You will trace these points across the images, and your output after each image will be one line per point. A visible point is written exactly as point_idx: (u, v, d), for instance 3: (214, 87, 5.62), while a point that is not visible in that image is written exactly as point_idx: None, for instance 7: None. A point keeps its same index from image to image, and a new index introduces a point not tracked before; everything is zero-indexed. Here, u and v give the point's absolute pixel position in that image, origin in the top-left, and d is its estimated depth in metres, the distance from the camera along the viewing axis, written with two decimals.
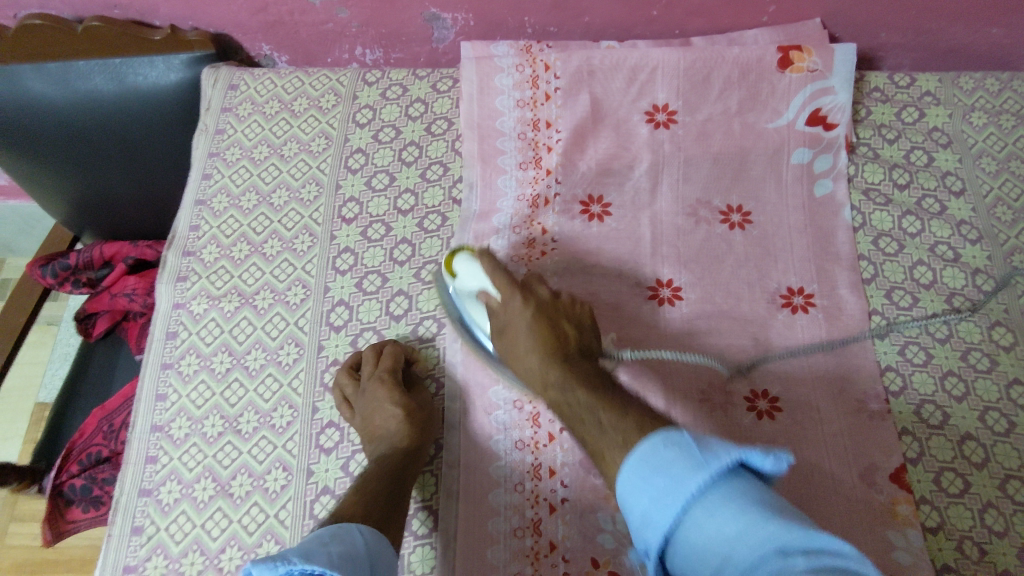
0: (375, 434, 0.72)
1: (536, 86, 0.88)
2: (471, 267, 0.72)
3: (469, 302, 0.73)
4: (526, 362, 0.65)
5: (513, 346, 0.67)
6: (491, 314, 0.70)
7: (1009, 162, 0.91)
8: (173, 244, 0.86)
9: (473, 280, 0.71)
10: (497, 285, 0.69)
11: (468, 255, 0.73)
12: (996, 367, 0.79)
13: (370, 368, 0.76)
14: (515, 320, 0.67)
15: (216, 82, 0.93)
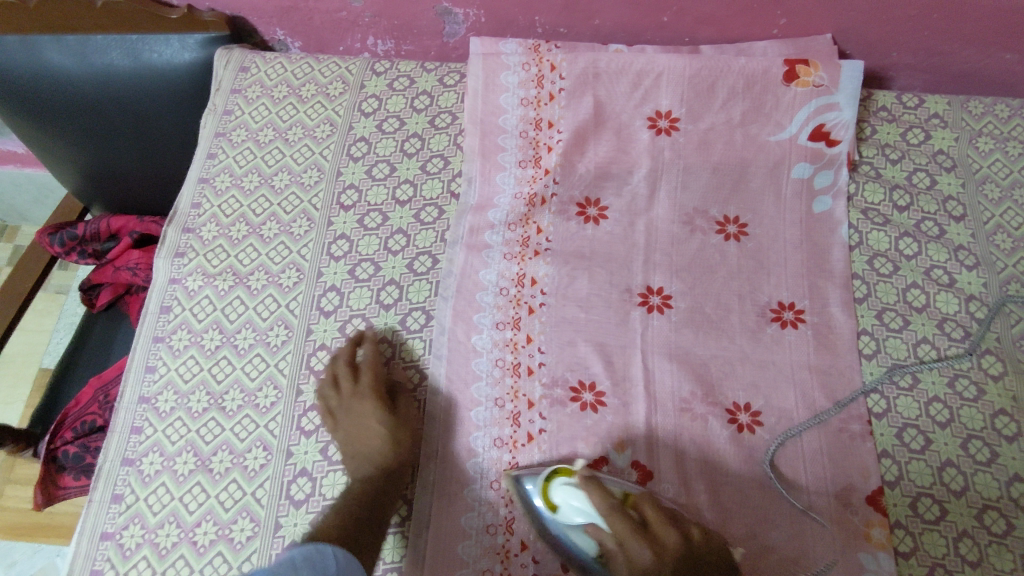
0: (361, 447, 0.72)
1: (541, 85, 0.89)
2: (574, 495, 0.65)
3: (567, 532, 0.65)
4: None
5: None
6: (602, 551, 0.63)
7: (1013, 190, 0.90)
8: (173, 220, 0.87)
9: (579, 513, 0.64)
10: (607, 507, 0.61)
11: (568, 484, 0.66)
12: (983, 396, 0.79)
13: (367, 378, 0.76)
14: (643, 573, 0.59)
15: (229, 63, 0.96)
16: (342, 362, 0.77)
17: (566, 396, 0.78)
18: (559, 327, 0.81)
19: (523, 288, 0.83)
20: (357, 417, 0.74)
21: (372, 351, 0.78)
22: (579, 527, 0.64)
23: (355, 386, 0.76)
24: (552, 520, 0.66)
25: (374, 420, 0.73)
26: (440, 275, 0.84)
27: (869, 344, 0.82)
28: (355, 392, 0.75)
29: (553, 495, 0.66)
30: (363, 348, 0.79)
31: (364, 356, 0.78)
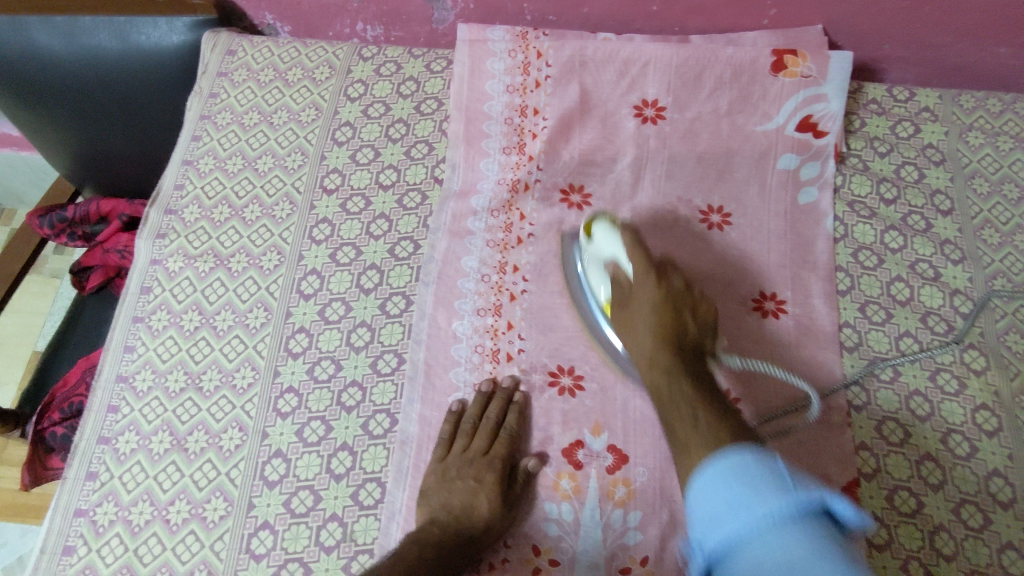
0: (446, 513, 0.68)
1: (527, 72, 0.89)
2: (608, 237, 0.76)
3: (594, 262, 0.78)
4: (643, 330, 0.71)
5: (636, 334, 0.72)
6: (616, 285, 0.75)
7: (1002, 184, 0.89)
8: (156, 201, 0.87)
9: (610, 249, 0.76)
10: (634, 266, 0.74)
11: (607, 227, 0.77)
12: (964, 390, 0.78)
13: (482, 442, 0.73)
14: (643, 296, 0.73)
15: (216, 46, 0.96)
16: (448, 423, 0.75)
17: (544, 381, 0.77)
18: (539, 314, 0.81)
19: (504, 275, 0.82)
20: (446, 485, 0.71)
21: (500, 410, 0.75)
22: (606, 261, 0.77)
23: (484, 450, 0.73)
24: (587, 252, 0.79)
25: (460, 486, 0.70)
26: (421, 260, 0.84)
27: (851, 336, 0.82)
28: (465, 456, 0.73)
29: (594, 232, 0.79)
30: (491, 405, 0.75)
31: (489, 415, 0.74)
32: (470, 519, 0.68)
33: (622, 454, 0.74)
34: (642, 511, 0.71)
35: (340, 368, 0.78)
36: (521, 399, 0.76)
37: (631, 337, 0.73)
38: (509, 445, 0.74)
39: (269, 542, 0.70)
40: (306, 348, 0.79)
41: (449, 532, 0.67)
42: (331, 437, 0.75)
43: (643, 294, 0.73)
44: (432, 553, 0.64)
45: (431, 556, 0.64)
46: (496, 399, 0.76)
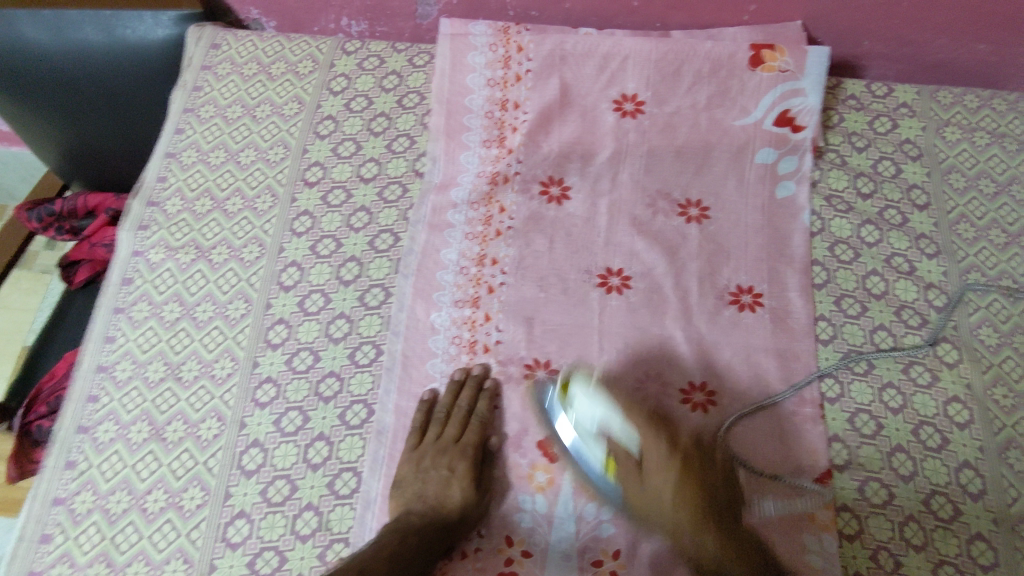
0: (422, 503, 0.70)
1: (508, 66, 0.90)
2: (591, 399, 0.71)
3: (578, 428, 0.72)
4: (669, 504, 0.67)
5: (656, 487, 0.68)
6: (615, 453, 0.70)
7: (979, 180, 0.90)
8: (138, 193, 0.88)
9: (596, 415, 0.71)
10: (635, 434, 0.70)
11: (587, 383, 0.72)
12: (937, 383, 0.79)
13: (454, 431, 0.74)
14: (657, 467, 0.69)
15: (200, 39, 0.96)
16: (420, 412, 0.76)
17: (521, 372, 0.78)
18: (517, 306, 0.81)
19: (483, 268, 0.83)
20: (420, 475, 0.72)
21: (471, 397, 0.76)
22: (596, 428, 0.71)
23: (457, 439, 0.74)
24: (566, 419, 0.72)
25: (435, 475, 0.72)
26: (401, 253, 0.84)
27: (826, 329, 0.82)
28: (438, 445, 0.74)
29: (571, 391, 0.73)
30: (462, 394, 0.76)
31: (461, 403, 0.76)
32: (446, 507, 0.69)
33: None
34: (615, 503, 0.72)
35: (319, 358, 0.79)
36: (493, 386, 0.77)
37: (649, 506, 0.68)
38: (481, 432, 0.75)
39: (245, 531, 0.71)
40: (286, 339, 0.80)
41: (426, 522, 0.68)
42: (309, 427, 0.76)
43: (663, 496, 0.68)
44: (412, 544, 0.66)
45: (412, 546, 0.66)
46: (467, 387, 0.77)
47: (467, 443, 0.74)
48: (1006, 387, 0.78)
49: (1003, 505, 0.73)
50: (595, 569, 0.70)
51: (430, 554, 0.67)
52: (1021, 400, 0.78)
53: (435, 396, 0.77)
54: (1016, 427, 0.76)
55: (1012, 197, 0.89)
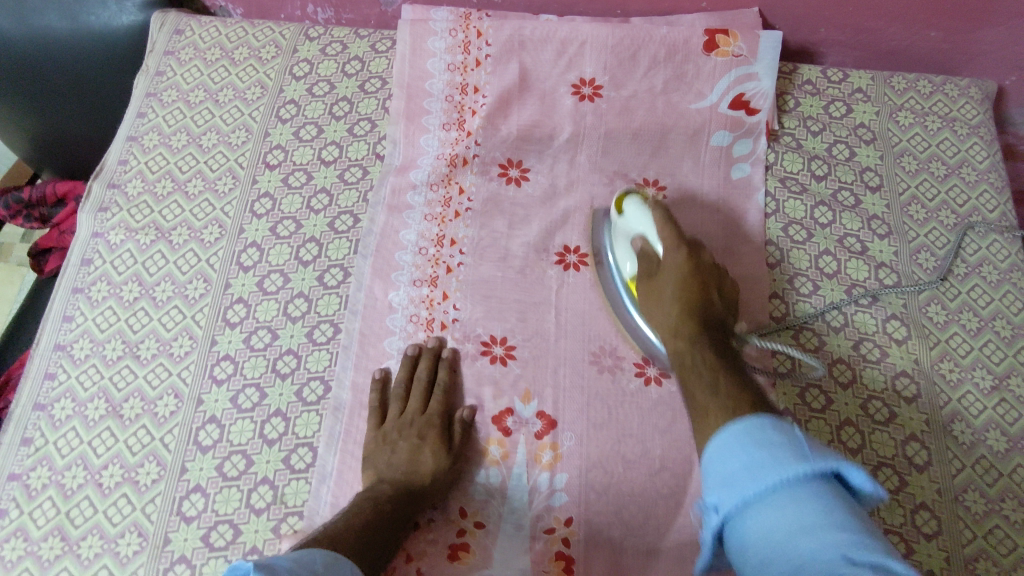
0: (393, 471, 0.70)
1: (468, 51, 0.91)
2: (638, 213, 0.78)
3: (621, 240, 0.80)
4: (665, 304, 0.74)
5: (661, 281, 0.75)
6: (641, 265, 0.77)
7: (930, 163, 0.92)
8: (99, 175, 0.89)
9: (636, 224, 0.78)
10: (663, 240, 0.75)
11: (639, 203, 0.78)
12: (885, 358, 0.80)
13: (417, 402, 0.75)
14: (664, 290, 0.75)
15: (163, 26, 0.99)
16: (376, 390, 0.76)
17: (477, 350, 0.79)
18: (475, 285, 0.82)
19: (442, 248, 0.84)
20: (387, 445, 0.73)
21: (429, 368, 0.77)
22: (635, 236, 0.78)
23: (421, 409, 0.75)
24: (616, 241, 0.81)
25: (403, 445, 0.72)
26: (360, 234, 0.85)
27: (779, 307, 0.83)
28: (402, 417, 0.74)
29: (626, 206, 0.80)
30: (419, 365, 0.77)
31: (420, 374, 0.76)
32: (417, 475, 0.70)
33: (550, 418, 0.76)
34: (568, 474, 0.73)
35: (277, 337, 0.80)
36: (449, 355, 0.78)
37: (654, 299, 0.75)
38: (444, 401, 0.75)
39: (200, 505, 0.71)
40: (244, 318, 0.81)
41: (398, 489, 0.69)
42: (266, 404, 0.76)
43: (666, 329, 0.72)
44: (383, 511, 0.66)
45: (384, 512, 0.66)
46: (423, 361, 0.78)
47: (432, 412, 0.74)
48: (952, 362, 0.80)
49: (947, 476, 0.74)
50: (547, 537, 0.71)
51: (402, 521, 0.67)
52: (967, 374, 0.79)
53: (388, 374, 0.77)
54: (961, 402, 0.78)
55: (962, 179, 0.91)
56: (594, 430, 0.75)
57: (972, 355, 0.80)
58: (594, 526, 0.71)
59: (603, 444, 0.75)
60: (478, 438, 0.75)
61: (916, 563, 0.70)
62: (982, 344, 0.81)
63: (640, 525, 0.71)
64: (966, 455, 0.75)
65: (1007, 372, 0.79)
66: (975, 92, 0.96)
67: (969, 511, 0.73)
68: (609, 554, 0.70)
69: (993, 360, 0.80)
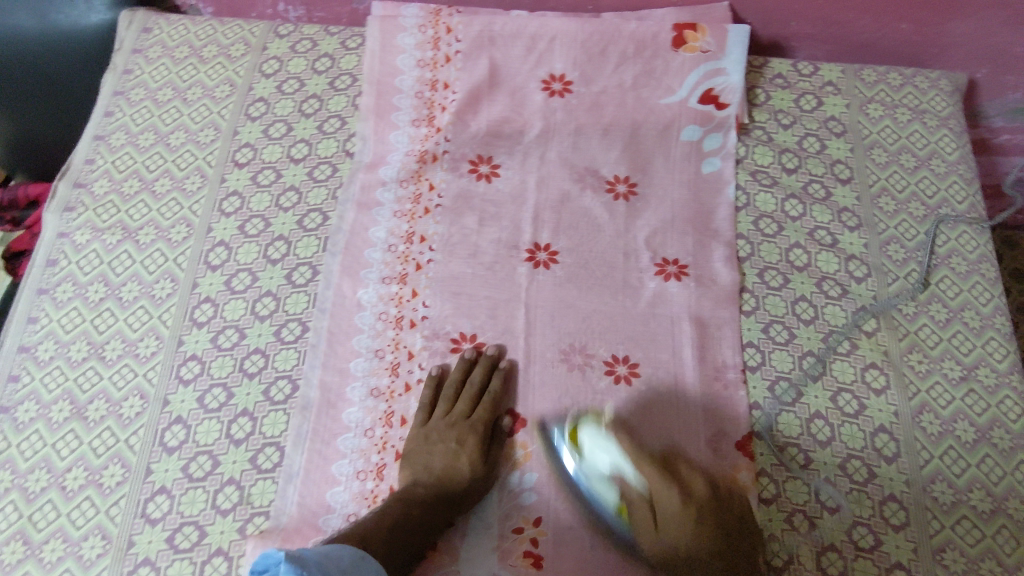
0: (430, 476, 0.71)
1: (437, 47, 0.91)
2: (605, 443, 0.70)
3: (591, 479, 0.70)
4: (673, 501, 0.64)
5: (668, 527, 0.64)
6: (624, 497, 0.68)
7: (900, 155, 0.92)
8: (65, 175, 0.88)
9: (609, 458, 0.69)
10: (644, 477, 0.67)
11: (597, 429, 0.71)
12: (855, 351, 0.80)
13: (464, 406, 0.74)
14: (668, 510, 0.65)
15: (132, 24, 0.99)
16: (429, 388, 0.76)
17: (446, 347, 0.78)
18: (444, 282, 0.81)
19: (411, 246, 0.83)
20: (428, 447, 0.72)
21: (483, 375, 0.76)
22: (607, 473, 0.69)
23: (467, 415, 0.74)
24: (580, 467, 0.71)
25: (442, 449, 0.72)
26: (329, 231, 0.85)
27: (750, 301, 0.83)
28: (447, 420, 0.74)
29: (582, 439, 0.71)
30: (474, 370, 0.76)
31: (474, 379, 0.76)
32: (453, 481, 0.70)
33: (524, 417, 0.76)
34: (539, 472, 0.73)
35: (244, 336, 0.79)
36: (508, 365, 0.77)
37: (654, 528, 0.66)
38: (492, 408, 0.75)
39: (165, 507, 0.71)
40: (211, 318, 0.80)
41: (433, 495, 0.69)
42: (233, 404, 0.76)
43: (672, 506, 0.65)
44: (415, 516, 0.68)
45: (415, 517, 0.68)
46: (478, 366, 0.77)
47: (478, 419, 0.74)
48: (922, 354, 0.80)
49: (915, 467, 0.74)
50: (516, 536, 0.70)
51: (433, 525, 0.68)
52: (935, 365, 0.79)
53: (442, 373, 0.77)
54: (930, 393, 0.78)
55: (931, 170, 0.91)
56: (564, 426, 0.74)
57: (940, 346, 0.80)
58: (563, 523, 0.70)
59: (574, 440, 0.74)
60: (517, 444, 0.74)
61: (885, 555, 0.70)
62: (951, 334, 0.81)
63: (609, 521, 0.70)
64: (934, 446, 0.75)
65: (975, 363, 0.79)
66: (944, 84, 0.96)
67: (937, 502, 0.72)
68: (577, 550, 0.69)
69: (962, 351, 0.80)
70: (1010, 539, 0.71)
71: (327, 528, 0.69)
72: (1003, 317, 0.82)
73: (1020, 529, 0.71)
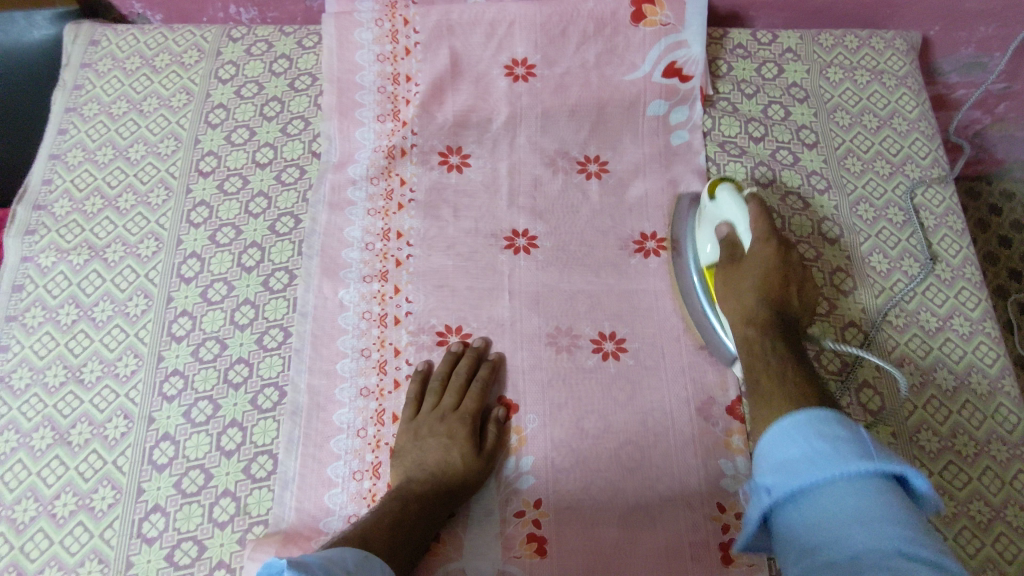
0: (424, 471, 0.70)
1: (396, 40, 0.90)
2: (733, 202, 0.78)
3: (712, 220, 0.79)
4: (748, 289, 0.73)
5: (747, 269, 0.74)
6: (726, 246, 0.77)
7: (863, 116, 0.94)
8: (23, 198, 0.85)
9: (728, 213, 0.78)
10: (755, 232, 0.75)
11: (732, 193, 0.78)
12: (834, 311, 0.82)
13: (451, 399, 0.74)
14: (756, 259, 0.74)
15: (77, 38, 0.95)
16: (416, 382, 0.75)
17: (432, 340, 0.78)
18: (426, 276, 0.81)
19: (389, 242, 0.83)
20: (418, 443, 0.72)
21: (469, 365, 0.75)
22: (720, 222, 0.78)
23: (456, 407, 0.74)
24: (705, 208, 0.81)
25: (434, 443, 0.71)
26: (303, 234, 0.83)
27: None
28: (436, 414, 0.73)
29: (717, 194, 0.80)
30: (460, 362, 0.76)
31: (460, 371, 0.75)
32: (447, 474, 0.70)
33: (512, 403, 0.75)
34: (535, 455, 0.73)
35: (226, 347, 0.78)
36: (497, 358, 0.77)
37: (733, 293, 0.74)
38: (481, 398, 0.74)
39: (160, 525, 0.70)
40: (190, 331, 0.78)
41: (429, 490, 0.69)
42: (221, 415, 0.74)
43: (750, 306, 0.72)
44: (413, 511, 0.67)
45: (414, 513, 0.67)
46: (464, 357, 0.76)
47: (467, 409, 0.74)
48: (898, 308, 0.82)
49: (900, 419, 0.76)
50: (518, 520, 0.70)
51: (433, 520, 0.68)
52: (912, 318, 0.81)
53: (427, 370, 0.76)
54: (908, 345, 0.80)
55: (894, 129, 0.93)
56: (557, 408, 0.75)
57: (915, 300, 0.82)
58: (563, 503, 0.71)
59: (567, 422, 0.74)
60: (511, 433, 0.74)
61: None
62: (925, 288, 0.83)
63: (608, 498, 0.71)
64: (916, 396, 0.77)
65: (949, 313, 0.81)
66: (899, 44, 0.98)
67: (924, 450, 0.74)
68: (580, 526, 0.70)
69: (936, 302, 0.82)
70: (994, 479, 0.73)
71: (329, 530, 0.69)
72: (972, 267, 0.84)
73: (1004, 469, 0.73)
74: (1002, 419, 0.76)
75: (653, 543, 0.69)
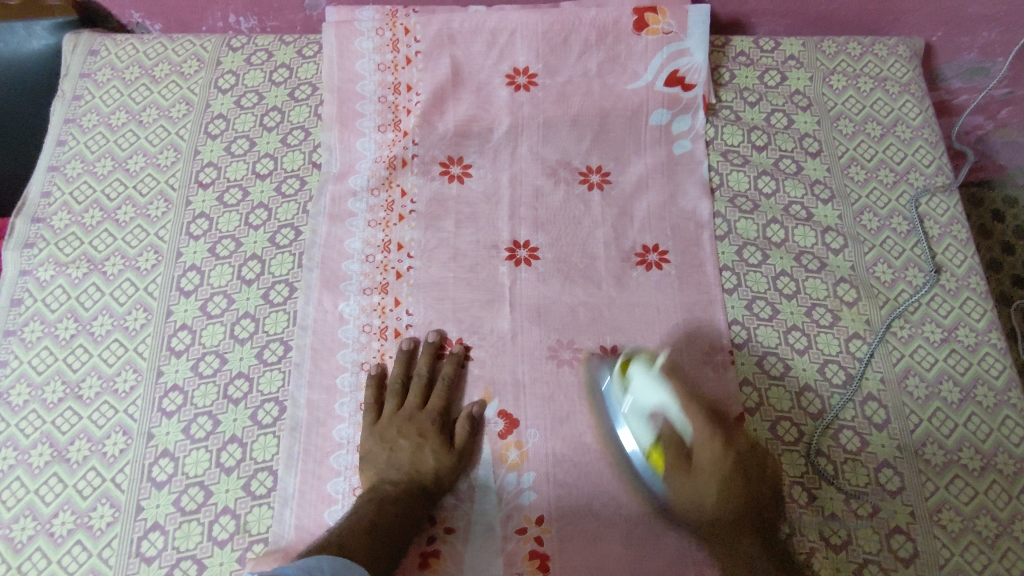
0: (397, 471, 0.70)
1: (396, 49, 0.89)
2: (652, 385, 0.69)
3: (631, 412, 0.70)
4: (713, 499, 0.64)
5: (700, 477, 0.65)
6: (660, 437, 0.68)
7: (866, 124, 0.93)
8: (22, 211, 0.85)
9: (653, 398, 0.69)
10: (694, 425, 0.66)
11: (646, 371, 0.70)
12: (838, 322, 0.81)
13: (416, 398, 0.75)
14: (707, 464, 0.65)
15: (77, 47, 0.95)
16: (373, 381, 0.75)
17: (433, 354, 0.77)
18: (427, 288, 0.80)
19: (389, 254, 0.82)
20: (387, 444, 0.72)
21: (429, 363, 0.76)
22: (650, 411, 0.69)
23: (421, 406, 0.75)
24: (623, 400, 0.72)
25: (403, 444, 0.72)
26: (303, 246, 0.83)
27: (730, 279, 0.83)
28: (402, 413, 0.74)
29: (631, 375, 0.72)
30: (421, 360, 0.76)
31: (421, 369, 0.76)
32: (420, 474, 0.70)
33: (484, 399, 0.75)
34: (536, 471, 0.72)
35: (225, 361, 0.77)
36: (460, 352, 0.77)
37: (686, 491, 0.66)
38: (446, 395, 0.75)
39: (160, 543, 0.69)
40: (189, 345, 0.78)
41: (403, 489, 0.69)
42: (220, 431, 0.74)
43: (709, 504, 0.65)
44: (391, 513, 0.67)
45: (394, 516, 0.67)
46: (421, 354, 0.77)
47: (433, 407, 0.74)
48: (903, 319, 0.81)
49: (905, 433, 0.75)
50: (520, 537, 0.69)
51: (411, 520, 0.68)
52: (917, 329, 0.80)
53: (382, 370, 0.76)
54: (914, 356, 0.79)
55: (897, 137, 0.92)
56: (559, 423, 0.74)
57: (920, 311, 0.81)
58: (565, 519, 0.70)
59: (569, 437, 0.73)
60: (486, 429, 0.74)
61: (883, 521, 0.71)
62: (930, 298, 0.82)
63: (610, 515, 0.70)
64: (922, 409, 0.76)
65: (955, 324, 0.81)
66: (903, 50, 0.97)
67: (929, 464, 0.74)
68: (582, 543, 0.69)
69: (941, 313, 0.81)
70: (1001, 493, 0.72)
71: None
72: (978, 277, 0.83)
73: (1011, 484, 0.72)
74: (1009, 433, 0.75)
75: (657, 560, 0.68)
